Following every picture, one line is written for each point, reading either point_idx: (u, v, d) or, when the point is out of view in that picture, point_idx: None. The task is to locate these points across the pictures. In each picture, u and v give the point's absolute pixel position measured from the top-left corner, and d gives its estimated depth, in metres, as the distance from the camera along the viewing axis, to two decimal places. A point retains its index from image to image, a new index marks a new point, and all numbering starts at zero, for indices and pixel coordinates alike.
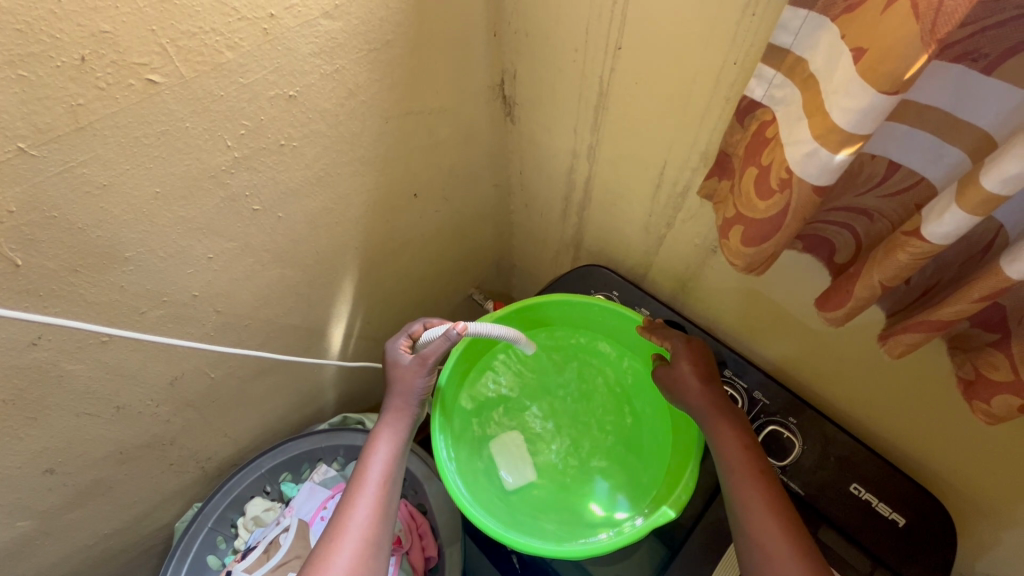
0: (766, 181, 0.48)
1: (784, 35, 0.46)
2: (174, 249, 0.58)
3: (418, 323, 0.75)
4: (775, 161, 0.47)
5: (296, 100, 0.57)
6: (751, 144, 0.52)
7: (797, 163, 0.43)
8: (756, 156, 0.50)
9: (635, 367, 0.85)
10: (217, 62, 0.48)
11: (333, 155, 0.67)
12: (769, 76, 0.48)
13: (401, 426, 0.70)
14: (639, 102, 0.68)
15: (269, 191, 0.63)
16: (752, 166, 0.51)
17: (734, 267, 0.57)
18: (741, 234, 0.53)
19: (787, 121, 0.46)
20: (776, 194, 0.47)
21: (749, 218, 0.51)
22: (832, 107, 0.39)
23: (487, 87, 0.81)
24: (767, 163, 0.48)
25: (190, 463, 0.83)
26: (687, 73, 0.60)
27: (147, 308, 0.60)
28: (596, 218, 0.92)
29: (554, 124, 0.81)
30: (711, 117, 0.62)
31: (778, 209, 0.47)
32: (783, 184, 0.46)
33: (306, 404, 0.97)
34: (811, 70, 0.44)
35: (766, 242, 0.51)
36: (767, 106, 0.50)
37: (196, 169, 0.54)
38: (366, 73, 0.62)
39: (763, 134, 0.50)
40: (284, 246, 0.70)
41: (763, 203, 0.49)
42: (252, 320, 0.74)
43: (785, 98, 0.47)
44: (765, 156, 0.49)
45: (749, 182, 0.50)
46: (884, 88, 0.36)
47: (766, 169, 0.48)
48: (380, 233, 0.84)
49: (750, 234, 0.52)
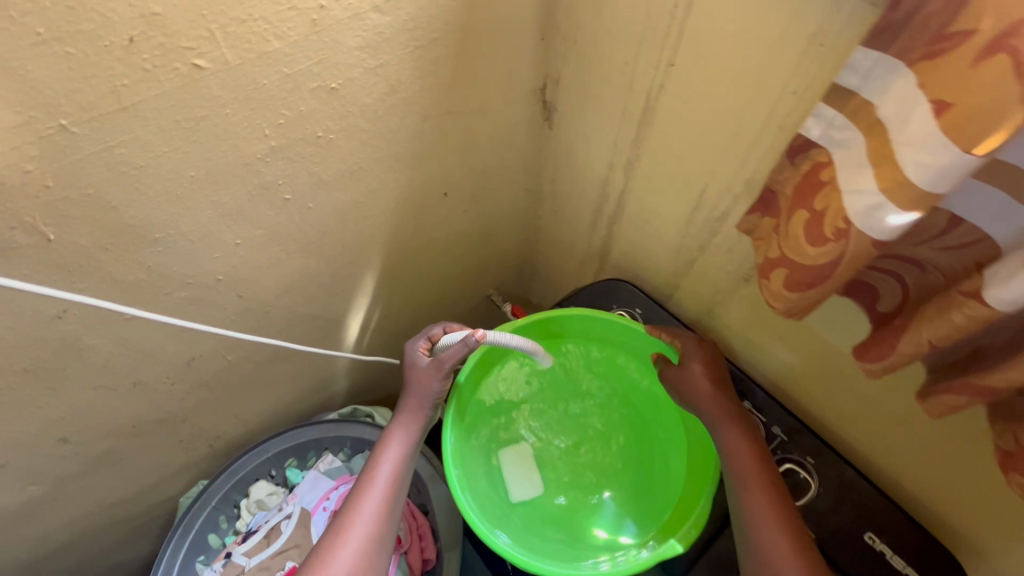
0: (818, 228, 0.46)
1: (850, 76, 0.43)
2: (203, 233, 0.57)
3: (437, 326, 0.74)
4: (831, 210, 0.45)
5: (337, 93, 0.56)
6: (801, 185, 0.49)
7: (860, 217, 0.42)
8: (805, 199, 0.48)
9: (652, 389, 0.82)
10: (264, 50, 0.47)
11: (369, 150, 0.66)
12: (829, 115, 0.45)
13: (414, 427, 0.69)
14: (687, 124, 0.65)
15: (301, 182, 0.62)
16: (801, 209, 0.48)
17: (773, 309, 0.55)
18: (784, 276, 0.51)
19: (846, 167, 0.43)
20: (830, 243, 0.45)
21: (796, 262, 0.49)
22: (905, 160, 0.38)
23: (528, 91, 0.79)
24: (820, 208, 0.46)
25: (199, 440, 0.84)
26: (740, 99, 0.58)
27: (172, 289, 0.60)
28: (626, 233, 0.90)
29: (594, 134, 0.79)
30: (761, 146, 0.59)
31: (830, 258, 0.46)
32: (839, 234, 0.44)
33: (317, 392, 0.97)
34: (877, 115, 0.41)
35: (813, 288, 0.49)
36: (823, 146, 0.47)
37: (233, 156, 0.53)
38: (410, 70, 0.61)
39: (816, 176, 0.47)
40: (311, 236, 0.69)
41: (814, 249, 0.47)
42: (273, 307, 0.74)
43: (845, 142, 0.44)
44: (818, 201, 0.46)
45: (798, 226, 0.48)
46: (975, 147, 0.34)
47: (818, 215, 0.46)
48: (406, 229, 0.83)
49: (796, 278, 0.50)
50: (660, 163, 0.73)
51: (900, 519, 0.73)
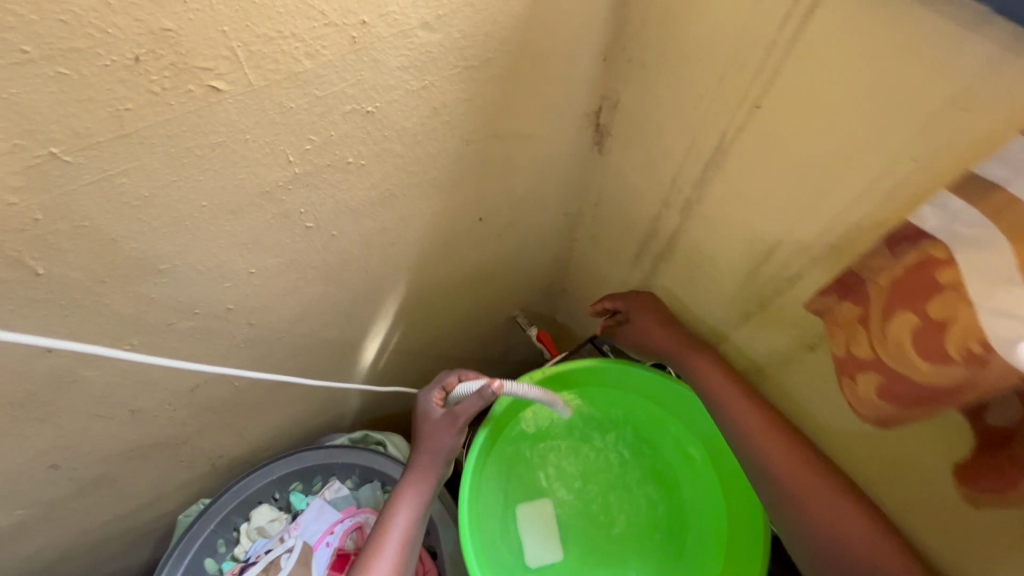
0: (935, 343, 0.39)
1: (997, 167, 0.36)
2: (213, 263, 0.51)
3: (451, 373, 0.68)
4: (956, 324, 0.38)
5: (373, 117, 0.49)
6: (903, 280, 0.42)
7: (1007, 348, 0.35)
8: (913, 301, 0.41)
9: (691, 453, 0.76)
10: (293, 71, 0.41)
11: (403, 176, 0.59)
12: (954, 208, 0.38)
13: (426, 487, 0.64)
14: (766, 173, 0.57)
15: (326, 209, 0.55)
16: (908, 311, 0.41)
17: (857, 413, 0.48)
18: (874, 382, 0.44)
19: (981, 275, 0.36)
20: (955, 364, 0.38)
21: (898, 373, 0.42)
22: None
23: (581, 114, 0.71)
24: (935, 317, 0.39)
25: (200, 460, 0.79)
26: (840, 157, 0.49)
27: (177, 319, 0.54)
28: (672, 273, 0.82)
29: (650, 167, 0.71)
30: (857, 212, 0.51)
31: (943, 379, 0.39)
32: (970, 357, 0.37)
33: (327, 412, 0.91)
34: None
35: (915, 404, 0.42)
36: (940, 239, 0.39)
37: (250, 184, 0.47)
38: (456, 93, 0.54)
39: (931, 276, 0.40)
40: (332, 264, 0.63)
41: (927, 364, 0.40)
42: (286, 334, 0.68)
43: (975, 241, 0.37)
44: (931, 306, 0.39)
45: (904, 333, 0.41)
46: None
47: (935, 326, 0.39)
48: (435, 254, 0.76)
49: (893, 389, 0.43)
50: (725, 210, 0.65)
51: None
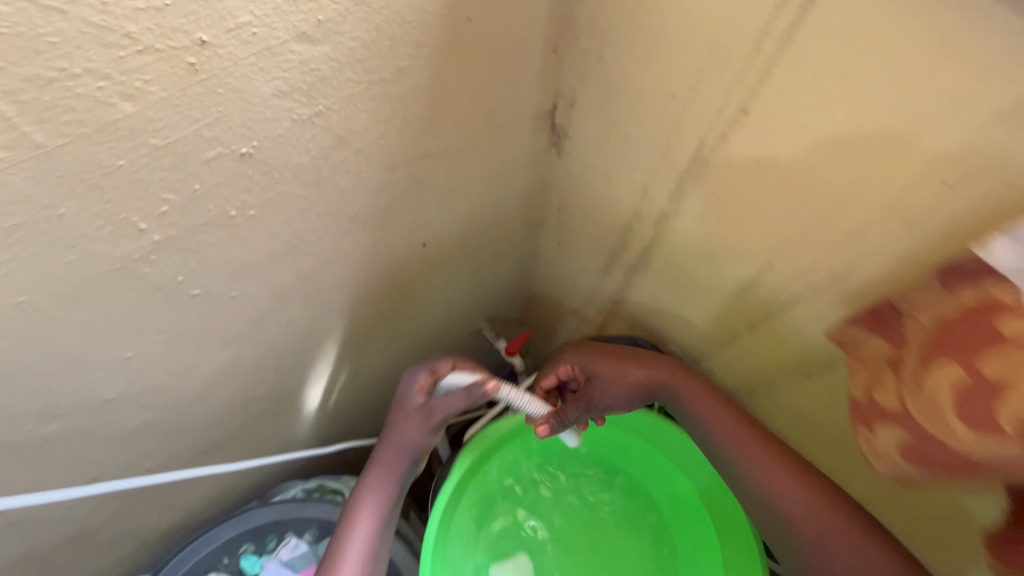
0: (985, 408, 0.31)
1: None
2: (67, 359, 0.40)
3: (445, 360, 0.61)
4: (1012, 393, 0.30)
5: (252, 159, 0.38)
6: (948, 323, 0.34)
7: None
8: (965, 353, 0.32)
9: (684, 491, 0.66)
10: (105, 119, 0.29)
11: (313, 218, 0.47)
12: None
13: (387, 489, 0.59)
14: (827, 213, 0.44)
15: (215, 272, 0.44)
16: (957, 365, 0.32)
17: (870, 463, 0.40)
18: (903, 442, 0.36)
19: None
20: (1001, 431, 0.31)
21: (937, 438, 0.34)
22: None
23: (531, 117, 0.59)
24: (992, 376, 0.31)
25: (126, 542, 0.69)
26: (746, 163, 0.46)
27: (34, 426, 0.43)
28: (648, 285, 0.73)
29: (617, 175, 0.61)
30: (770, 226, 0.49)
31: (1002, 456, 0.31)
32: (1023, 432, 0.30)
33: (273, 464, 0.81)
34: None
35: (955, 474, 0.34)
36: (1007, 279, 0.31)
37: (87, 267, 0.35)
38: (363, 115, 0.42)
39: (984, 323, 0.31)
40: (242, 326, 0.52)
41: (969, 430, 0.32)
42: (200, 405, 0.57)
43: None
44: (986, 361, 0.31)
45: (945, 389, 0.33)
46: None
47: (986, 386, 0.31)
48: (374, 290, 0.65)
49: (925, 455, 0.35)
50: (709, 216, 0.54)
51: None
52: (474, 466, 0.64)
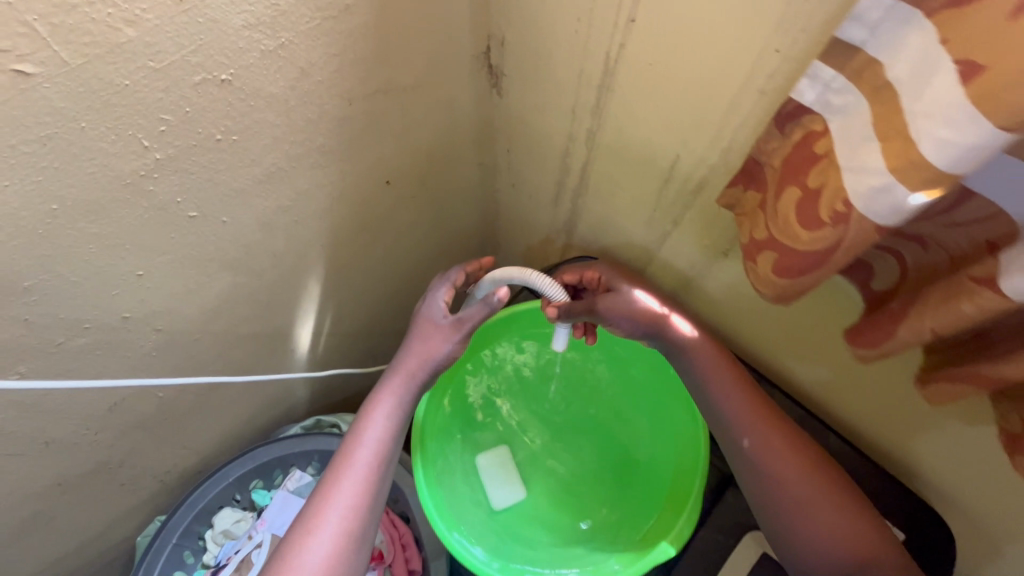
0: (810, 207, 0.41)
1: (855, 29, 0.35)
2: (89, 271, 0.48)
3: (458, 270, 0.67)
4: (827, 188, 0.39)
5: (230, 86, 0.46)
6: (791, 156, 0.44)
7: (865, 201, 0.36)
8: (801, 174, 0.42)
9: (640, 375, 0.73)
10: (113, 42, 0.37)
11: (286, 148, 0.55)
12: (826, 77, 0.39)
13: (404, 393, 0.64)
14: (710, 106, 0.54)
15: (207, 195, 0.52)
16: (794, 185, 0.43)
17: (761, 294, 0.50)
18: (773, 261, 0.46)
19: (848, 136, 0.38)
20: (826, 227, 0.40)
21: (789, 247, 0.44)
22: (921, 135, 0.31)
23: (470, 57, 0.68)
24: (815, 185, 0.41)
25: (146, 479, 0.77)
26: (644, 73, 0.56)
27: (64, 338, 0.51)
28: (592, 206, 0.82)
29: (550, 102, 0.70)
30: (673, 125, 0.59)
31: (826, 244, 0.41)
32: (838, 218, 0.39)
33: (274, 408, 0.89)
34: (886, 77, 0.35)
35: (805, 275, 0.44)
36: (817, 113, 0.41)
37: (103, 180, 0.43)
38: (319, 49, 0.50)
39: (811, 148, 0.42)
40: (234, 253, 0.60)
41: (807, 232, 0.42)
42: (203, 333, 0.65)
43: (844, 107, 0.39)
44: (813, 176, 0.41)
45: (790, 205, 0.43)
46: (1000, 120, 0.27)
47: (813, 193, 0.41)
48: (348, 227, 0.74)
49: (785, 265, 0.45)
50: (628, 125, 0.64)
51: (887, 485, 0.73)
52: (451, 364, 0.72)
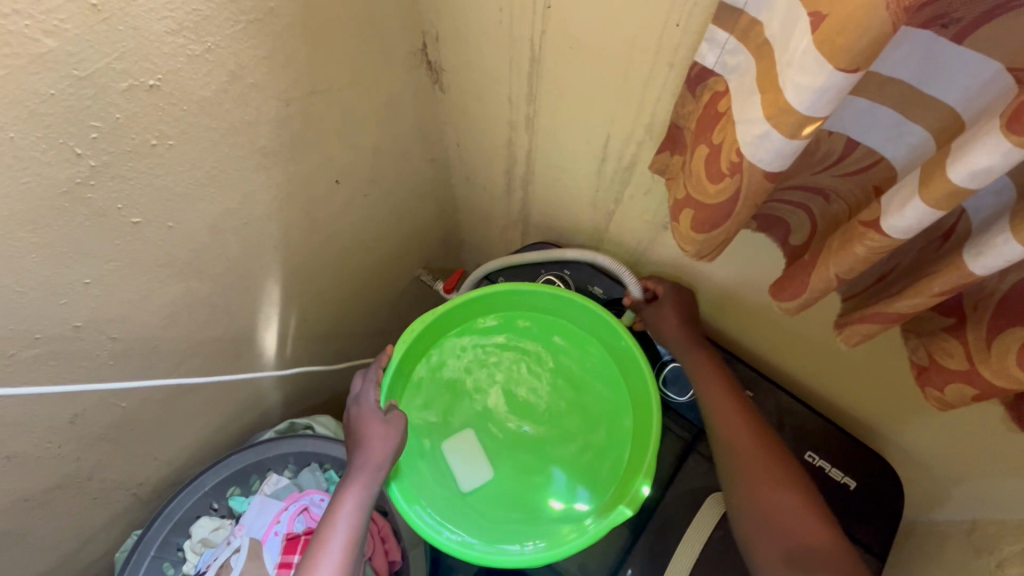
0: (715, 164, 0.44)
1: None
2: (35, 281, 0.49)
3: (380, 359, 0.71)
4: (725, 142, 0.43)
5: (161, 90, 0.47)
6: (701, 118, 0.47)
7: (749, 148, 0.39)
8: (707, 134, 0.46)
9: (599, 354, 0.76)
10: (34, 52, 0.38)
11: (227, 150, 0.57)
12: (721, 40, 0.43)
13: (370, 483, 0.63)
14: (629, 83, 0.57)
15: (150, 200, 0.53)
16: (703, 144, 0.46)
17: (685, 252, 0.54)
18: (691, 217, 0.50)
19: (740, 95, 0.41)
20: (727, 178, 0.43)
21: (700, 201, 0.48)
22: (786, 83, 0.35)
23: (406, 54, 0.70)
24: (718, 141, 0.44)
25: (118, 493, 0.77)
26: (566, 57, 0.59)
27: (17, 349, 0.52)
28: (541, 192, 0.85)
29: (488, 93, 0.73)
30: (600, 106, 0.62)
31: (729, 194, 0.44)
32: (733, 168, 0.42)
33: (245, 414, 0.90)
34: (766, 35, 0.38)
35: (716, 227, 0.48)
36: (719, 74, 0.45)
37: (39, 188, 0.44)
38: (249, 51, 0.52)
39: (714, 108, 0.45)
40: (185, 257, 0.61)
41: (713, 185, 0.45)
42: (162, 340, 0.66)
43: (738, 67, 0.42)
44: (716, 134, 0.44)
45: (699, 162, 0.46)
46: (845, 62, 0.30)
47: (715, 149, 0.44)
48: (302, 228, 0.75)
49: (700, 219, 0.48)
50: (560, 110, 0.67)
51: (850, 441, 0.74)
52: (413, 351, 0.74)
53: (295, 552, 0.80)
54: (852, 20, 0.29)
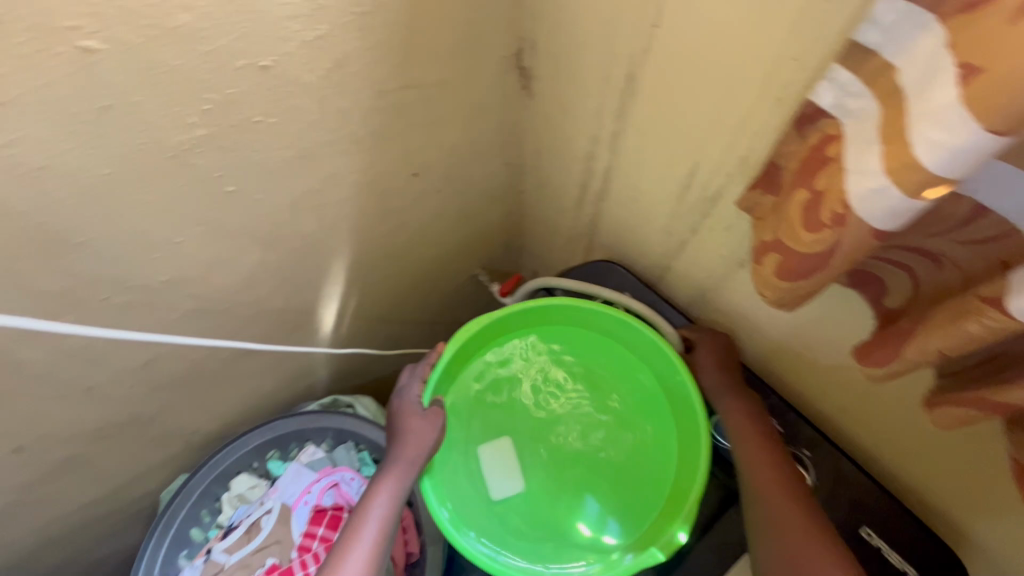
0: (817, 212, 0.41)
1: (872, 32, 0.36)
2: (134, 233, 0.52)
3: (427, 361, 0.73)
4: (831, 191, 0.40)
5: (270, 72, 0.49)
6: (805, 161, 0.44)
7: (861, 200, 0.36)
8: (809, 179, 0.43)
9: (651, 386, 0.74)
10: (167, 25, 0.41)
11: (319, 133, 0.59)
12: (844, 80, 0.39)
13: (404, 477, 0.65)
14: (727, 112, 0.54)
15: (245, 172, 0.56)
16: (804, 189, 0.43)
17: (764, 297, 0.51)
18: (777, 263, 0.47)
19: (856, 142, 0.38)
20: (826, 230, 0.40)
21: (791, 249, 0.45)
22: (916, 138, 0.32)
23: (501, 58, 0.71)
24: (821, 189, 0.41)
25: (173, 437, 0.82)
26: (665, 77, 0.57)
27: (111, 294, 0.56)
28: (613, 210, 0.83)
29: (576, 104, 0.72)
30: (691, 131, 0.59)
31: (826, 246, 0.41)
32: (836, 220, 0.39)
33: (294, 382, 0.94)
34: (899, 82, 0.35)
35: (805, 279, 0.45)
36: (835, 116, 0.41)
37: (152, 150, 0.47)
38: (355, 41, 0.53)
39: (823, 152, 0.42)
40: (266, 229, 0.64)
41: (810, 235, 0.42)
42: (233, 303, 0.69)
43: (858, 111, 0.39)
44: (821, 180, 0.41)
45: (796, 208, 0.43)
46: (994, 124, 0.27)
47: (818, 197, 0.41)
48: (375, 214, 0.77)
49: (788, 267, 0.45)
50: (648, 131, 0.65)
51: (920, 529, 0.67)
52: (463, 352, 0.74)
53: (321, 525, 0.83)
54: (1009, 81, 0.26)
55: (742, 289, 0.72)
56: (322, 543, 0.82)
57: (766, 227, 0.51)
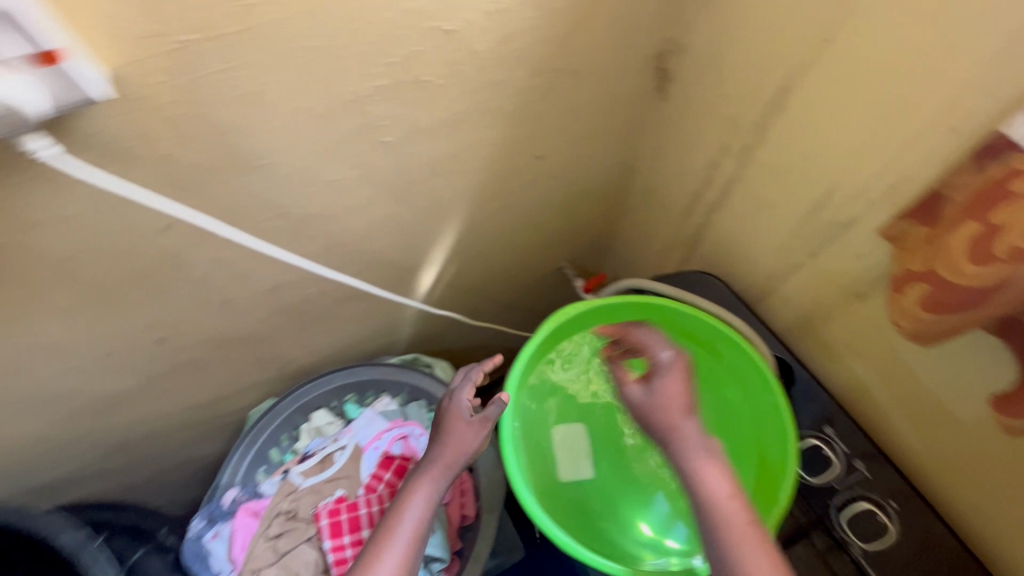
0: (987, 248, 0.43)
1: None
2: (301, 165, 0.58)
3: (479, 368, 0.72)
4: (1011, 227, 0.41)
5: (452, 36, 0.54)
6: (977, 194, 0.45)
7: None
8: (981, 212, 0.44)
9: (737, 401, 0.74)
10: None
11: (473, 100, 0.63)
12: None
13: (442, 479, 0.67)
14: (890, 136, 0.53)
15: (404, 124, 0.60)
16: (974, 221, 0.44)
17: (901, 327, 0.53)
18: (927, 294, 0.49)
19: None
20: (998, 264, 0.42)
21: (948, 282, 0.46)
22: None
23: (646, 57, 0.72)
24: (997, 223, 0.42)
25: (272, 361, 0.89)
26: (826, 94, 0.57)
27: (267, 217, 0.61)
28: (724, 223, 0.83)
29: (711, 110, 0.72)
30: (840, 151, 0.59)
31: (992, 281, 0.43)
32: (1013, 256, 0.41)
33: (380, 335, 0.99)
34: None
35: (959, 311, 0.47)
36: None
37: (340, 91, 0.52)
38: (529, 19, 0.57)
39: (1003, 186, 0.42)
40: (402, 183, 0.69)
41: (974, 269, 0.44)
42: (356, 248, 0.74)
43: None
44: (997, 214, 0.42)
45: (963, 241, 0.45)
46: None
47: (993, 231, 0.42)
48: (494, 188, 0.81)
49: (941, 299, 0.47)
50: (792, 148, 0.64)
51: None
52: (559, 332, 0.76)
53: (388, 471, 0.86)
54: None
55: (853, 325, 0.69)
56: (387, 488, 0.85)
57: (909, 256, 0.53)
